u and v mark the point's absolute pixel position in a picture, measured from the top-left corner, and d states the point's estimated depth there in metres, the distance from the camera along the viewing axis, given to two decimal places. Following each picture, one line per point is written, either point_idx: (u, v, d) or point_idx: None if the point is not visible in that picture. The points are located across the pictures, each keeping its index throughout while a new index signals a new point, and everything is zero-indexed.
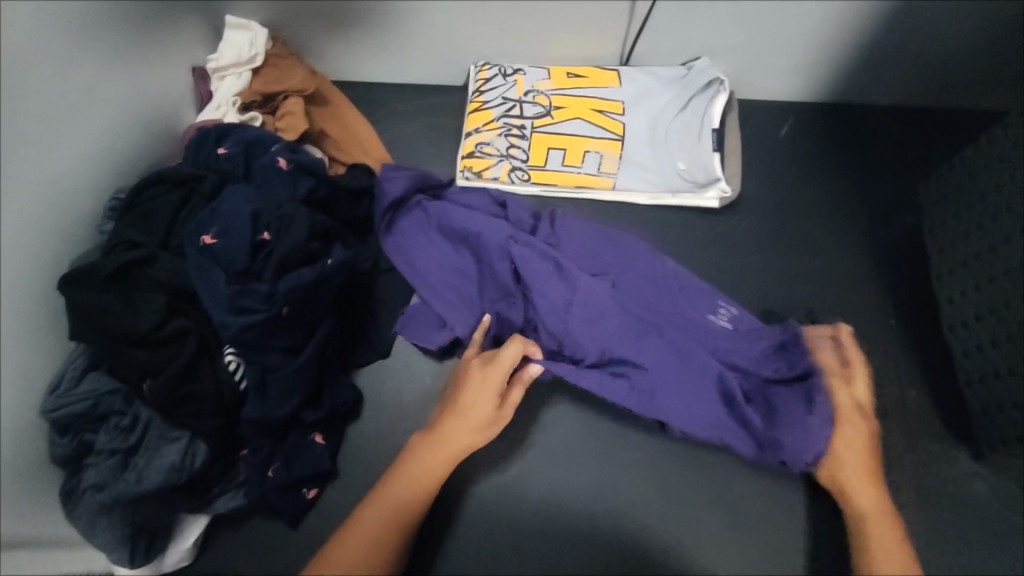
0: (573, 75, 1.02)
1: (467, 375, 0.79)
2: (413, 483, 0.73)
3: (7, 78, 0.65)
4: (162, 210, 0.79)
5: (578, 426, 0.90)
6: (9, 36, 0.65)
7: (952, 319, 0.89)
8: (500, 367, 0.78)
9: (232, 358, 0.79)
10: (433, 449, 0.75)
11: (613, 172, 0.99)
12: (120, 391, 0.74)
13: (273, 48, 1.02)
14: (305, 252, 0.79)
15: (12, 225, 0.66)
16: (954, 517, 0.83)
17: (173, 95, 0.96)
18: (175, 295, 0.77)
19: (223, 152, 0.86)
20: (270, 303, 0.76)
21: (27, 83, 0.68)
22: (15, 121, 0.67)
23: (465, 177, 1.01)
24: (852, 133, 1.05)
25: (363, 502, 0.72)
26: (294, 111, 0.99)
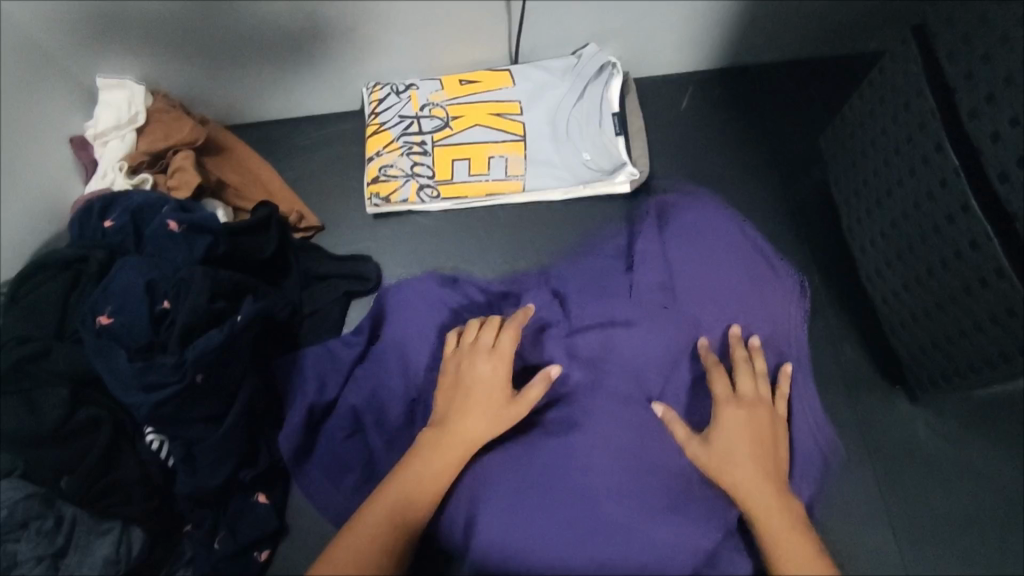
0: (465, 81, 1.00)
1: (474, 355, 0.74)
2: (413, 487, 0.66)
3: None
4: (50, 299, 0.75)
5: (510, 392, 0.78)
6: None
7: (868, 266, 0.87)
8: (510, 332, 0.76)
9: (153, 437, 0.77)
10: (452, 442, 0.69)
11: (521, 174, 0.98)
12: (35, 495, 0.71)
13: (156, 103, 0.98)
14: (211, 313, 0.77)
15: None
16: (896, 460, 0.86)
17: (52, 170, 0.91)
18: (79, 384, 0.74)
19: (110, 225, 0.82)
20: (181, 372, 0.74)
21: None
22: None
23: (375, 204, 0.99)
24: (749, 95, 1.06)
25: (363, 506, 0.65)
26: (184, 166, 0.94)
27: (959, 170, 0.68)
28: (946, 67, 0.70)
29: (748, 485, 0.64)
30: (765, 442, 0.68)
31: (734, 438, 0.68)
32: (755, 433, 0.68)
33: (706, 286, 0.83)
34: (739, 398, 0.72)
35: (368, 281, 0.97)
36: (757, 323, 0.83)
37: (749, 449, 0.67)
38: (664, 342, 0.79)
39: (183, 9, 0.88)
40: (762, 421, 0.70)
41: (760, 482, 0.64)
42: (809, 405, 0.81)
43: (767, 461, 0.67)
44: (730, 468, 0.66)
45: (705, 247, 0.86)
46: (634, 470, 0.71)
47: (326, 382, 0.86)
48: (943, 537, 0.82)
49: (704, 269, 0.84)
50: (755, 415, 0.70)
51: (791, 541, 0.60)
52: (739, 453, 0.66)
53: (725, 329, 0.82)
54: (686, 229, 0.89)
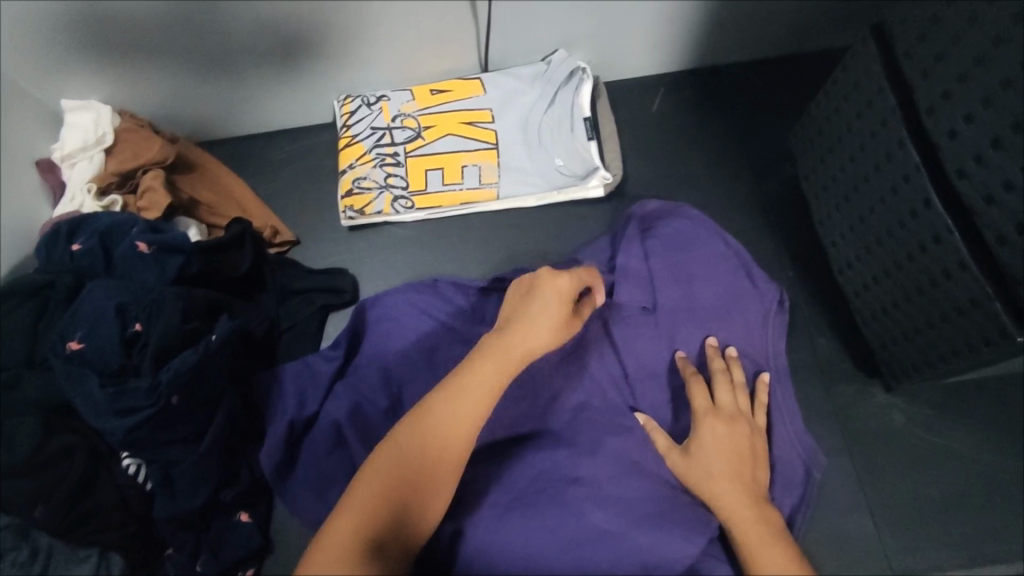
0: (436, 91, 1.00)
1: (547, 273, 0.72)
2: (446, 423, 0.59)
3: None
4: (18, 327, 0.74)
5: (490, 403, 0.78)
6: None
7: (838, 261, 0.88)
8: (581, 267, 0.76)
9: (130, 461, 0.75)
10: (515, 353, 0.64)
11: (495, 182, 0.98)
12: (9, 526, 0.70)
13: (123, 123, 0.97)
14: (184, 334, 0.77)
15: None
16: (874, 451, 0.87)
17: (18, 195, 0.90)
18: (51, 413, 0.73)
19: (78, 248, 0.81)
20: (155, 396, 0.73)
21: None
22: None
23: (349, 216, 0.99)
24: (719, 95, 1.07)
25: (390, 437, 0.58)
26: (153, 186, 0.92)
27: (921, 165, 0.70)
28: (904, 65, 0.72)
29: (725, 496, 0.63)
30: (744, 454, 0.67)
31: (712, 451, 0.68)
32: (734, 446, 0.68)
33: (681, 293, 0.86)
34: (719, 410, 0.72)
35: (343, 293, 0.96)
36: (734, 331, 0.84)
37: (728, 461, 0.66)
38: (640, 360, 0.83)
39: (146, 26, 0.87)
40: (741, 434, 0.69)
41: (738, 494, 0.63)
42: (792, 417, 0.80)
43: (746, 473, 0.66)
44: (707, 480, 0.65)
45: (682, 257, 0.88)
46: (615, 478, 0.72)
47: (306, 398, 0.85)
48: (924, 525, 0.83)
49: (678, 276, 0.87)
50: (734, 428, 0.70)
51: (771, 549, 0.58)
52: (717, 467, 0.66)
53: (701, 340, 0.84)
54: (665, 237, 0.90)
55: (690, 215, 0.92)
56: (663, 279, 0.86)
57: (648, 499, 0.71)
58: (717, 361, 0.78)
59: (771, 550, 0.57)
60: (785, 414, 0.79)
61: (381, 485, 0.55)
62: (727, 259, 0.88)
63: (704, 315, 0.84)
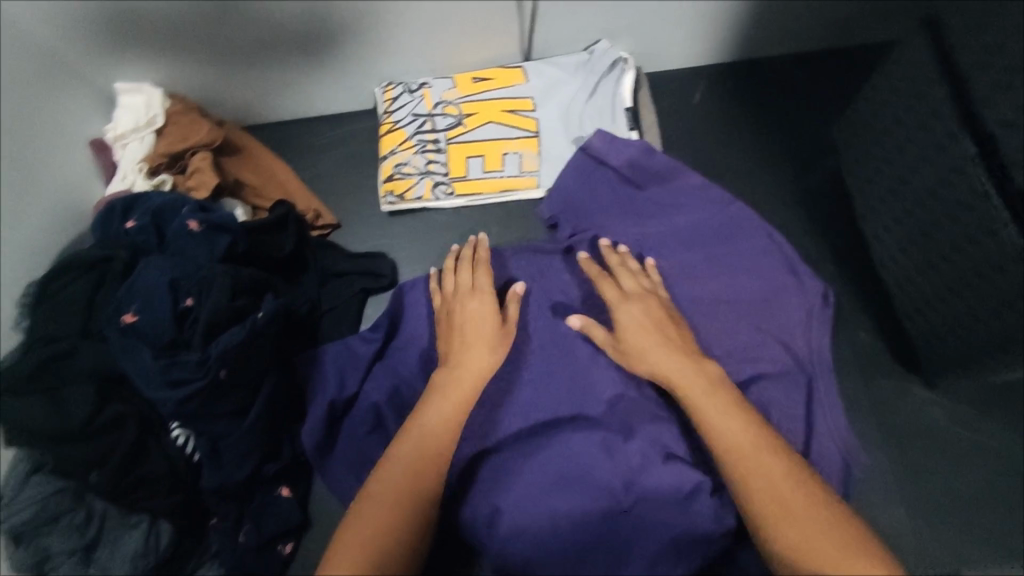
0: (478, 79, 1.01)
1: (460, 299, 0.80)
2: (425, 439, 0.67)
3: None
4: (77, 298, 0.77)
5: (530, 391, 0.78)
6: None
7: (882, 255, 0.87)
8: (483, 271, 0.83)
9: (179, 432, 0.79)
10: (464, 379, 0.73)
11: (535, 170, 0.99)
12: (66, 489, 0.72)
13: (173, 105, 0.99)
14: (232, 309, 0.79)
15: None
16: (915, 446, 0.86)
17: (74, 173, 0.93)
18: (105, 382, 0.75)
19: (132, 225, 0.83)
20: (205, 369, 0.75)
21: None
22: None
23: (390, 201, 1.00)
24: (762, 88, 1.06)
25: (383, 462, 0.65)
26: (202, 167, 0.95)
27: (976, 156, 0.69)
28: (963, 57, 0.72)
29: (663, 365, 0.71)
30: (663, 324, 0.75)
31: (635, 332, 0.74)
32: (651, 319, 0.75)
33: (725, 285, 0.85)
34: (641, 292, 0.78)
35: (382, 277, 0.97)
36: (779, 324, 0.83)
37: (653, 335, 0.73)
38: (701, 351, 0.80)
39: (197, 12, 0.89)
40: (655, 308, 0.76)
41: (675, 364, 0.70)
42: (834, 413, 0.79)
43: (670, 338, 0.73)
44: (648, 360, 0.72)
45: (729, 248, 0.88)
46: (648, 463, 0.72)
47: (346, 377, 0.87)
48: (965, 522, 0.82)
49: (722, 268, 0.86)
50: (647, 307, 0.76)
51: (711, 402, 0.66)
52: (646, 344, 0.73)
53: (755, 331, 0.82)
54: (707, 228, 0.89)
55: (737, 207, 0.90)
56: (714, 273, 0.86)
57: (685, 482, 0.71)
58: (613, 257, 0.83)
59: (718, 410, 0.66)
60: (826, 407, 0.79)
61: (388, 493, 0.62)
62: (772, 253, 0.87)
63: (748, 309, 0.83)
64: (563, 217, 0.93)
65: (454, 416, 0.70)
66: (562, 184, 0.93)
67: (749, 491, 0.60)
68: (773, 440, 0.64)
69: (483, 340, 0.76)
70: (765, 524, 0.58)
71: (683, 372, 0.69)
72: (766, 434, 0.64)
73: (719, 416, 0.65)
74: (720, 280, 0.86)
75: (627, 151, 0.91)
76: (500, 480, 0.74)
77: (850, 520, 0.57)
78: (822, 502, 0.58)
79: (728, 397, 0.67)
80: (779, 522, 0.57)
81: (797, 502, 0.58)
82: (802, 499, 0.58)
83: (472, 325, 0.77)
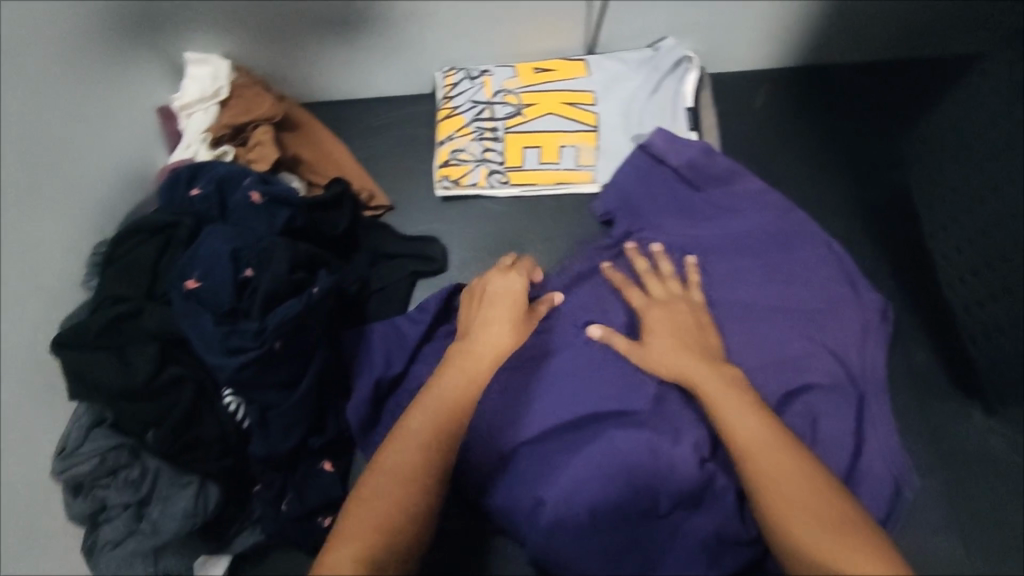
0: (539, 69, 1.01)
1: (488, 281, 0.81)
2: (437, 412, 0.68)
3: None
4: (143, 261, 0.79)
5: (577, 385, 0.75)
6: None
7: (949, 276, 0.86)
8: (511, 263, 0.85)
9: (231, 399, 0.79)
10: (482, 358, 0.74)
11: (592, 165, 0.99)
12: (124, 446, 0.75)
13: (238, 78, 1.00)
14: (291, 282, 0.80)
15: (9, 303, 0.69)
16: (969, 471, 0.84)
17: (141, 139, 0.96)
18: (166, 344, 0.77)
19: (197, 193, 0.85)
20: (261, 339, 0.76)
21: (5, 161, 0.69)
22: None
23: (444, 186, 1.00)
24: (828, 95, 1.04)
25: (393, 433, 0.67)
26: (263, 141, 0.97)
27: None
28: None
29: (689, 367, 0.71)
30: (684, 330, 0.75)
31: (658, 334, 0.75)
32: (675, 323, 0.76)
33: (780, 293, 0.83)
34: (669, 296, 0.79)
35: (432, 261, 0.98)
36: (838, 336, 0.82)
37: (672, 340, 0.74)
38: (763, 359, 0.78)
39: None
40: (680, 311, 0.77)
41: (697, 367, 0.70)
42: (886, 432, 0.78)
43: (692, 341, 0.74)
44: (670, 362, 0.72)
45: (791, 255, 0.86)
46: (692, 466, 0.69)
47: (392, 356, 0.88)
48: (1015, 554, 0.80)
49: (777, 276, 0.85)
50: (671, 309, 0.78)
51: (731, 401, 0.66)
52: (669, 344, 0.73)
53: (815, 342, 0.80)
54: (764, 235, 0.87)
55: (797, 215, 0.89)
56: (781, 284, 0.84)
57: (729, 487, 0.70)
58: (641, 262, 0.83)
59: (737, 412, 0.65)
60: (878, 425, 0.78)
61: (401, 473, 0.63)
62: (831, 264, 0.86)
63: (802, 319, 0.81)
64: (620, 214, 0.93)
65: (466, 390, 0.71)
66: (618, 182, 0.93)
67: (765, 488, 0.59)
68: (792, 441, 0.63)
69: (504, 321, 0.77)
70: (775, 521, 0.58)
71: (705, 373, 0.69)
72: (783, 437, 0.63)
73: (740, 415, 0.65)
74: (784, 289, 0.84)
75: (687, 152, 0.90)
76: (538, 473, 0.72)
77: (868, 528, 0.56)
78: (836, 506, 0.57)
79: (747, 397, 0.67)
80: (794, 525, 0.57)
81: (809, 503, 0.57)
82: (817, 503, 0.58)
83: (497, 308, 0.78)
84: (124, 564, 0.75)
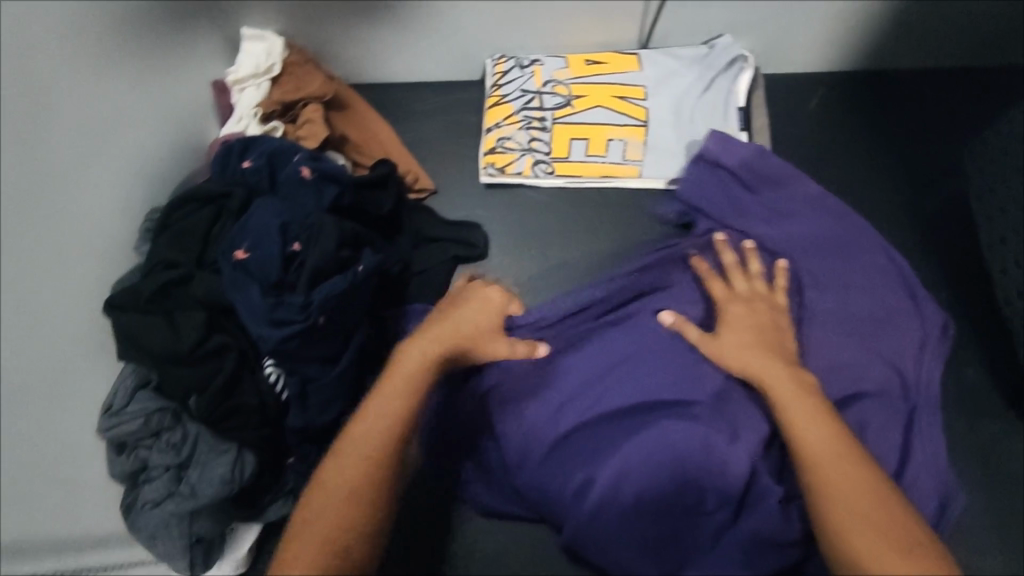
0: (591, 62, 1.01)
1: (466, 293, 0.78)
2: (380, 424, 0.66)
3: (60, 133, 0.69)
4: (195, 228, 0.81)
5: (640, 380, 0.75)
6: (53, 89, 0.67)
7: (1009, 290, 0.82)
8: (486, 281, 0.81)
9: (271, 370, 0.81)
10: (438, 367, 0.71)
11: (638, 160, 0.98)
12: (167, 408, 0.77)
13: (291, 55, 1.01)
14: (338, 260, 0.81)
15: (64, 263, 0.70)
16: (1013, 493, 0.82)
17: (196, 111, 0.98)
18: (212, 312, 0.78)
19: (249, 165, 0.86)
20: (307, 313, 0.77)
21: (70, 124, 0.70)
22: (61, 163, 0.69)
23: (489, 173, 1.01)
24: (884, 101, 1.02)
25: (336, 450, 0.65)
26: (313, 118, 0.98)
27: None
28: None
29: (769, 370, 0.70)
30: (766, 330, 0.74)
31: (734, 331, 0.74)
32: (755, 321, 0.75)
33: (834, 300, 0.82)
34: (753, 295, 0.78)
35: (475, 247, 0.99)
36: (894, 349, 0.80)
37: (751, 338, 0.73)
38: (826, 367, 0.78)
39: None
40: (759, 309, 0.77)
41: (774, 369, 0.70)
42: (935, 449, 0.76)
43: (767, 339, 0.73)
44: (742, 360, 0.72)
45: (851, 263, 0.85)
46: (742, 463, 0.69)
47: None
48: None
49: (832, 282, 0.83)
50: (753, 308, 0.76)
51: (800, 403, 0.66)
52: (746, 343, 0.73)
53: (868, 352, 0.79)
54: (820, 240, 0.86)
55: (854, 221, 0.87)
56: (854, 290, 0.83)
57: (773, 489, 0.70)
58: (730, 257, 0.81)
59: (807, 417, 0.64)
60: (927, 440, 0.76)
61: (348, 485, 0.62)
62: (889, 273, 0.84)
63: (854, 326, 0.81)
64: (698, 211, 0.91)
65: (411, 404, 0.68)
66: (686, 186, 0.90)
67: (827, 495, 0.59)
68: (854, 453, 0.61)
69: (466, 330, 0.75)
70: (835, 534, 0.57)
71: (783, 379, 0.68)
72: (850, 445, 0.62)
73: (809, 418, 0.65)
74: (851, 296, 0.83)
75: (743, 152, 0.89)
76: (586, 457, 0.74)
77: (940, 553, 0.54)
78: (905, 526, 0.56)
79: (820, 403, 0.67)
80: (857, 535, 0.56)
81: (878, 521, 0.56)
82: (881, 516, 0.56)
83: (464, 319, 0.75)
84: (164, 524, 0.77)
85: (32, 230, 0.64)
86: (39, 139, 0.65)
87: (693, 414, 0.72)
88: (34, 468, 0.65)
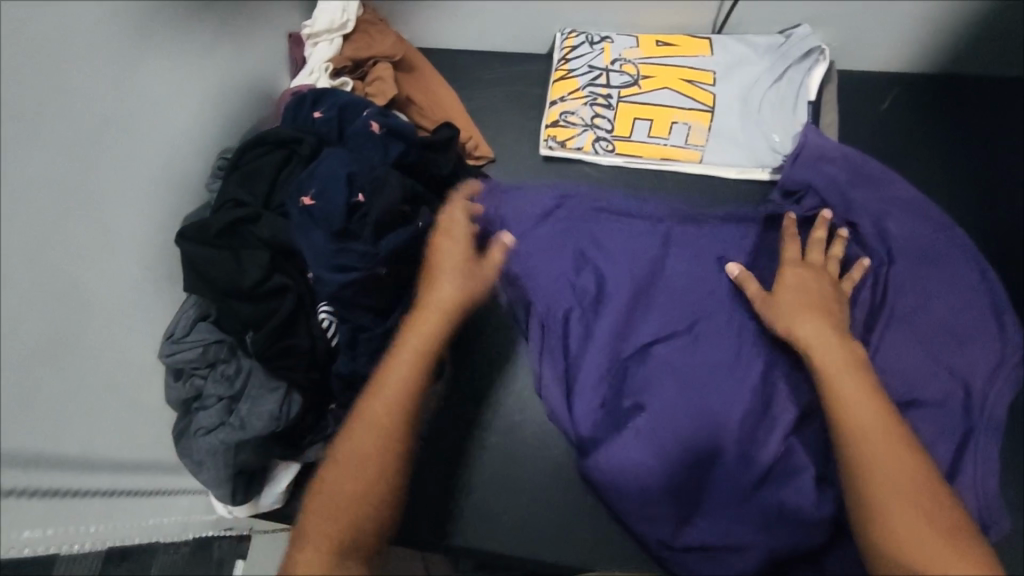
0: (662, 43, 1.00)
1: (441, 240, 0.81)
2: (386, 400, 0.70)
3: (146, 65, 0.71)
4: (263, 170, 0.83)
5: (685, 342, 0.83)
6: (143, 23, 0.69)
7: None
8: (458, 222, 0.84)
9: (327, 316, 0.84)
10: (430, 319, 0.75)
11: (701, 145, 0.98)
12: (225, 341, 0.80)
13: (364, 14, 1.03)
14: (396, 213, 0.83)
15: (140, 189, 0.73)
16: None
17: (271, 60, 1.00)
18: (276, 253, 0.80)
19: (319, 116, 0.88)
20: (367, 261, 0.80)
21: (156, 57, 0.73)
22: (144, 94, 0.71)
23: (549, 146, 1.01)
24: (960, 107, 1.00)
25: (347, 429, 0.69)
26: (383, 76, 0.99)
27: None
28: None
29: (825, 349, 0.70)
30: (830, 301, 0.75)
31: (791, 295, 0.77)
32: (815, 289, 0.77)
33: (914, 302, 0.82)
34: (828, 274, 0.79)
35: None
36: (960, 360, 0.79)
37: (803, 299, 0.76)
38: (894, 370, 0.78)
39: None
40: (824, 284, 0.78)
41: (840, 351, 0.69)
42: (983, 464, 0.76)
43: (829, 315, 0.74)
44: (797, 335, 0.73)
45: (928, 269, 0.84)
46: (776, 433, 0.77)
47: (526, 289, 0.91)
48: None
49: (915, 283, 0.83)
50: (818, 278, 0.78)
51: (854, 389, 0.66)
52: (805, 321, 0.73)
53: (931, 360, 0.79)
54: (906, 243, 0.85)
55: (927, 227, 0.86)
56: (932, 295, 0.83)
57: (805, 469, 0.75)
58: (819, 233, 0.83)
59: (860, 406, 0.64)
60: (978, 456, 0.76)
61: (376, 457, 0.67)
62: (969, 288, 0.83)
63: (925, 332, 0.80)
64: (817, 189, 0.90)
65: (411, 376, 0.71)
66: (790, 177, 0.90)
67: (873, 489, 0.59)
68: (902, 452, 0.61)
69: (458, 276, 0.78)
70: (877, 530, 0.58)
71: (845, 368, 0.67)
72: (903, 443, 0.61)
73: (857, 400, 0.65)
74: (928, 302, 0.82)
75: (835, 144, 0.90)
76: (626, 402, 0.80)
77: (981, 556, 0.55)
78: (948, 528, 0.56)
79: (880, 396, 0.65)
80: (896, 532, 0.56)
81: (919, 522, 0.56)
82: (922, 516, 0.57)
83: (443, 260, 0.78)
84: (212, 450, 0.78)
85: (111, 154, 0.67)
86: (126, 69, 0.68)
87: (733, 374, 0.80)
88: (100, 384, 0.69)
